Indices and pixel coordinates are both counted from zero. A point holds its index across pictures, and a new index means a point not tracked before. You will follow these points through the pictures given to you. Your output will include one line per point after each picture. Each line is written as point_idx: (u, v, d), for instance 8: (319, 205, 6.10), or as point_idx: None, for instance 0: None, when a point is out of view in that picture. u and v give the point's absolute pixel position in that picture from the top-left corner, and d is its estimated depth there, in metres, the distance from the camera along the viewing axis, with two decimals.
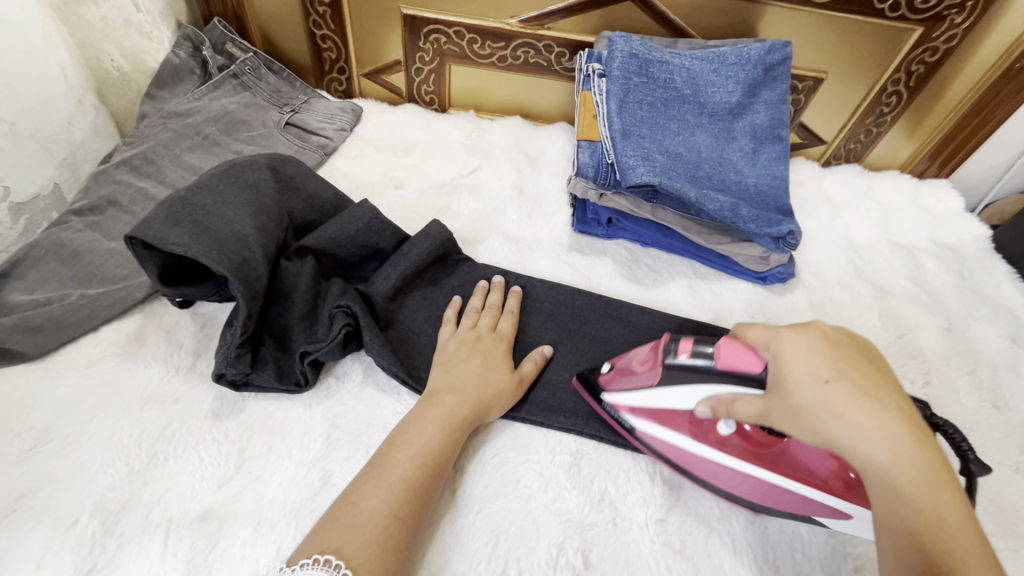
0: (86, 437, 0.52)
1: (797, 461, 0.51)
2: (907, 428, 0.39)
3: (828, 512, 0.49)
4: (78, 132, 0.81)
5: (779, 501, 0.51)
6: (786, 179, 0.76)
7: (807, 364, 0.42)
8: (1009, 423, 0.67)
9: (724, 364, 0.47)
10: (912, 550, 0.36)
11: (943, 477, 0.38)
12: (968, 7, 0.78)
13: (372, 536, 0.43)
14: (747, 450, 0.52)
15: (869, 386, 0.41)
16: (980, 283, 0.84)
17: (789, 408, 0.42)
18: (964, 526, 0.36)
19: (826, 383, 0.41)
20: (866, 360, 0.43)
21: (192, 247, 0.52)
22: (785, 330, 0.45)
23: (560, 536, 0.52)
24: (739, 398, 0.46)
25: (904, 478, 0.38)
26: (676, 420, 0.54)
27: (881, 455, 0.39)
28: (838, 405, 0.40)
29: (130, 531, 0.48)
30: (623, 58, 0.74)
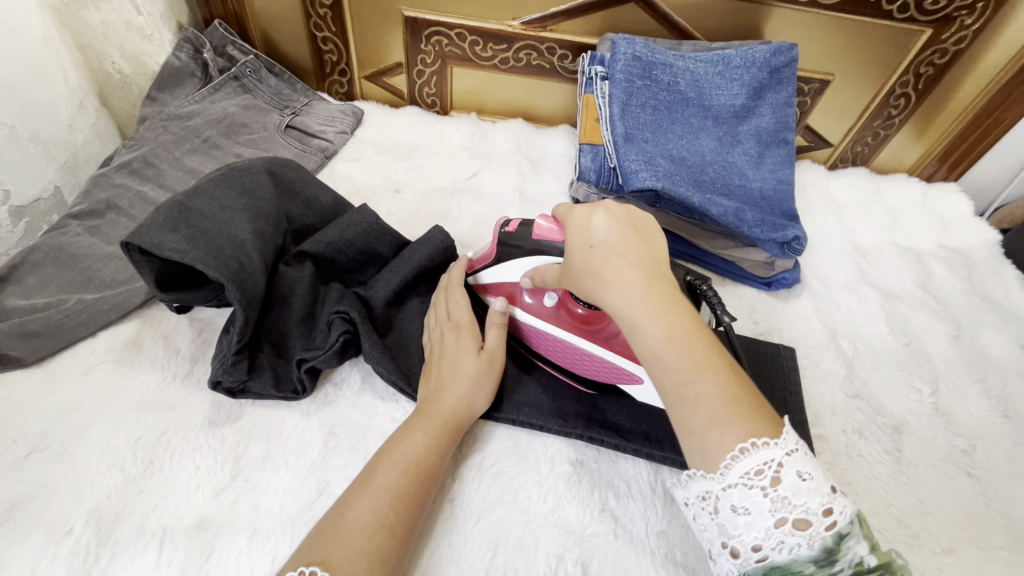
0: (82, 444, 0.51)
1: (614, 335, 0.59)
2: (646, 274, 0.43)
3: (624, 376, 0.58)
4: (78, 135, 0.80)
5: (590, 367, 0.60)
6: (791, 184, 0.75)
7: (582, 234, 0.48)
8: (1020, 433, 0.65)
9: (538, 236, 0.56)
10: (661, 378, 0.41)
11: (675, 308, 0.42)
12: (977, 8, 0.76)
13: (359, 547, 0.42)
14: (569, 321, 0.60)
15: (622, 244, 0.45)
16: (990, 289, 0.82)
17: (572, 273, 0.48)
18: (695, 346, 0.40)
19: (590, 248, 0.46)
20: (631, 225, 0.47)
21: (187, 253, 0.51)
22: (575, 209, 0.50)
23: (559, 548, 0.51)
24: (549, 268, 0.55)
25: (638, 314, 0.42)
26: (515, 295, 0.63)
27: (623, 299, 0.42)
28: (592, 265, 0.45)
29: (125, 540, 0.47)
30: (626, 60, 0.73)
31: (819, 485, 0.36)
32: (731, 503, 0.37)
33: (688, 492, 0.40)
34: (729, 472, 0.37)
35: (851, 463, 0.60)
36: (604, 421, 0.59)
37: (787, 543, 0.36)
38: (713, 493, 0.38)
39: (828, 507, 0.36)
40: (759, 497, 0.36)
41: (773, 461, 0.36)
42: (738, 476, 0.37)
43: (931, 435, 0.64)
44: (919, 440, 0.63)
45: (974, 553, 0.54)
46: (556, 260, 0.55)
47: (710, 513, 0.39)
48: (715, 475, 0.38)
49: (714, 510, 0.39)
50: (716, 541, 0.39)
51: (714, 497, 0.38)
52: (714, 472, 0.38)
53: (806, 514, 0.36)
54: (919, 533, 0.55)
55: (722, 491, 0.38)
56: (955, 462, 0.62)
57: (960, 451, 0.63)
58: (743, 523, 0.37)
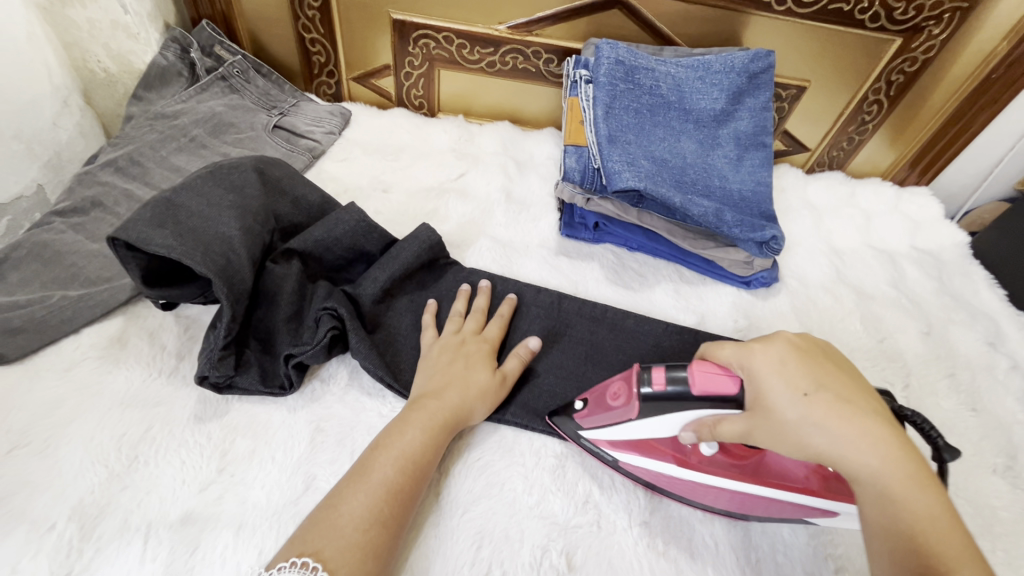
0: (66, 439, 0.51)
1: (776, 468, 0.51)
2: (888, 431, 0.41)
3: (815, 512, 0.50)
4: (63, 133, 0.80)
5: (767, 510, 0.51)
6: (769, 185, 0.77)
7: (782, 382, 0.43)
8: (986, 426, 0.68)
9: (701, 391, 0.46)
10: (908, 554, 0.38)
11: (927, 479, 0.39)
12: (944, 19, 0.80)
13: (352, 540, 0.43)
14: (726, 466, 0.51)
15: (849, 393, 0.42)
16: (959, 288, 0.85)
17: (772, 425, 0.43)
18: (952, 529, 0.38)
19: (805, 396, 0.42)
20: (828, 362, 0.45)
21: (174, 248, 0.52)
22: (756, 347, 0.45)
23: (544, 539, 0.52)
24: (722, 421, 0.46)
25: (891, 479, 0.39)
26: (659, 447, 0.53)
27: (871, 459, 0.40)
28: (820, 418, 0.41)
29: (109, 536, 0.47)
30: (609, 64, 0.75)
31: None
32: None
33: None
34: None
35: None
36: None
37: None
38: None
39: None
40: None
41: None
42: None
43: None
44: None
45: None
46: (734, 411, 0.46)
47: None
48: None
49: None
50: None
51: None
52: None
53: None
54: None
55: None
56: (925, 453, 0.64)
57: None
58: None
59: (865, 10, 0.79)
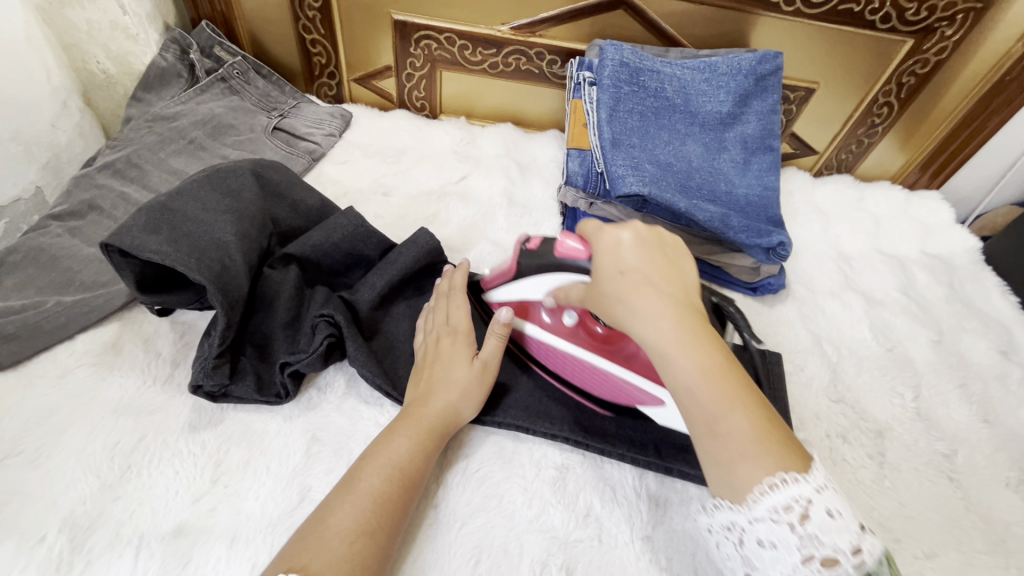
0: (58, 448, 0.50)
1: (632, 355, 0.58)
2: (675, 303, 0.42)
3: (644, 398, 0.57)
4: (61, 135, 0.80)
5: (603, 386, 0.59)
6: (777, 190, 0.75)
7: (612, 260, 0.46)
8: (1000, 438, 0.66)
9: (561, 254, 0.54)
10: (688, 410, 0.40)
11: (706, 341, 0.41)
12: (958, 20, 0.78)
13: (339, 553, 0.41)
14: (588, 340, 0.60)
15: (655, 271, 0.44)
16: (970, 295, 0.84)
17: (601, 297, 0.47)
18: (725, 379, 0.40)
19: (622, 275, 0.45)
20: (658, 247, 0.46)
21: (168, 255, 0.51)
22: (606, 229, 0.48)
23: (544, 553, 0.50)
24: (573, 286, 0.54)
25: (669, 343, 0.41)
26: (535, 313, 0.62)
27: (651, 329, 0.42)
28: (623, 293, 0.44)
29: (100, 548, 0.46)
30: (614, 66, 0.73)
31: (848, 523, 0.36)
32: (757, 536, 0.37)
33: (715, 521, 0.40)
34: (757, 506, 0.37)
35: (834, 468, 0.61)
36: (593, 429, 0.59)
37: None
38: (739, 524, 0.38)
39: (857, 547, 0.35)
40: (786, 533, 0.36)
41: (803, 497, 0.36)
42: (766, 511, 0.36)
43: (913, 440, 0.65)
44: (901, 444, 0.64)
45: (957, 556, 0.55)
46: (580, 278, 0.53)
47: (736, 543, 0.39)
48: (742, 508, 0.38)
49: (739, 540, 0.39)
50: (741, 571, 0.40)
51: (739, 528, 0.38)
52: (739, 504, 0.38)
53: (834, 552, 0.35)
54: (901, 538, 0.56)
55: (749, 524, 0.38)
56: (936, 467, 0.63)
57: (941, 455, 0.63)
58: (767, 557, 0.37)
59: (876, 10, 0.77)
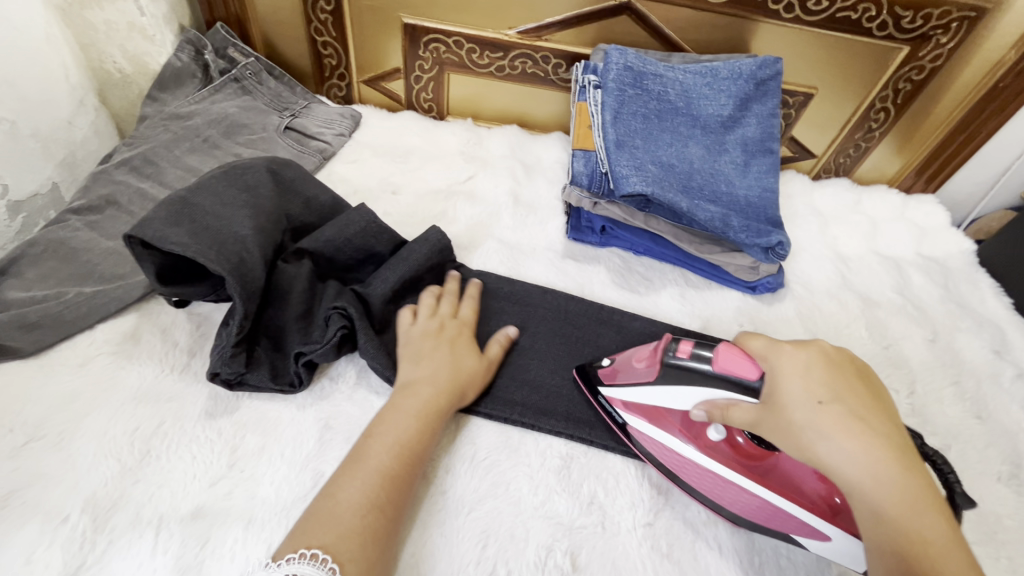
0: (79, 433, 0.52)
1: (781, 477, 0.53)
2: (893, 451, 0.42)
3: (804, 529, 0.50)
4: (78, 132, 0.81)
5: (753, 511, 0.53)
6: (776, 191, 0.77)
7: (795, 383, 0.45)
8: (992, 433, 0.68)
9: (721, 368, 0.49)
10: (895, 573, 0.39)
11: (927, 500, 0.40)
12: (952, 28, 0.80)
13: (352, 525, 0.44)
14: (734, 459, 0.54)
15: (860, 407, 0.44)
16: (965, 296, 0.86)
17: (782, 427, 0.45)
18: (950, 548, 0.39)
19: (820, 404, 0.44)
20: (858, 381, 0.46)
21: (189, 246, 0.53)
22: (786, 347, 0.48)
23: (549, 539, 0.52)
24: (735, 405, 0.49)
25: (887, 500, 0.40)
26: (669, 420, 0.57)
27: (860, 474, 0.41)
28: (827, 429, 0.43)
29: (121, 528, 0.48)
30: (618, 69, 0.76)
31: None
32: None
33: None
34: None
35: None
36: (596, 425, 0.61)
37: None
38: None
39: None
40: None
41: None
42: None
43: None
44: None
45: None
46: (744, 398, 0.49)
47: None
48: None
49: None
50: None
51: None
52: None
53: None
54: None
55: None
56: None
57: (934, 449, 0.65)
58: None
59: (873, 18, 0.79)
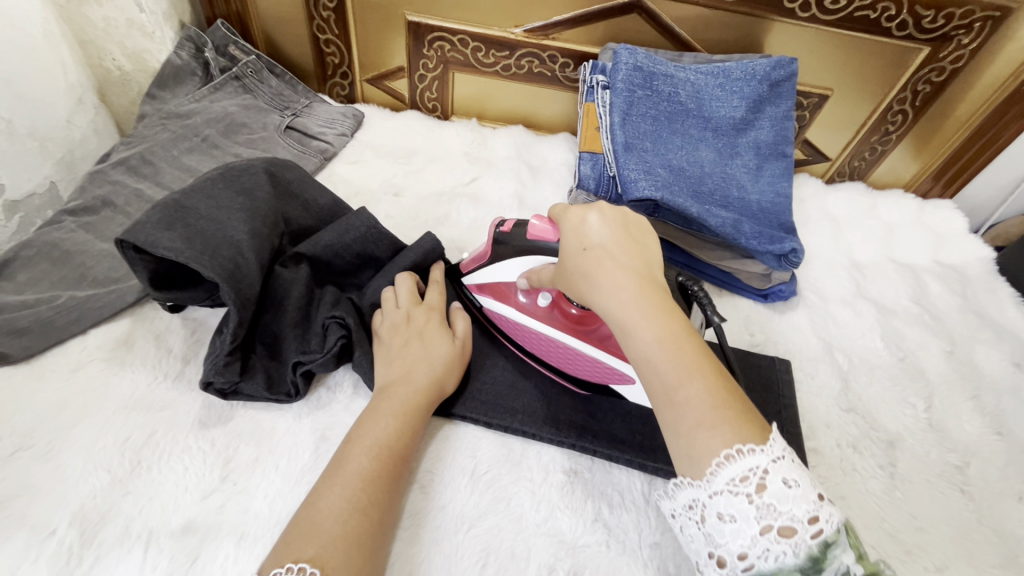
0: (69, 442, 0.51)
1: (606, 337, 0.61)
2: (637, 276, 0.43)
3: (616, 376, 0.59)
4: (76, 131, 0.80)
5: (575, 366, 0.61)
6: (789, 197, 0.75)
7: (578, 234, 0.48)
8: (1013, 450, 0.65)
9: (534, 236, 0.57)
10: (649, 380, 0.41)
11: (664, 311, 0.42)
12: (975, 28, 0.77)
13: (334, 533, 0.42)
14: (563, 321, 0.63)
15: (616, 247, 0.46)
16: (984, 305, 0.83)
17: (568, 276, 0.48)
18: (682, 347, 0.40)
19: (584, 251, 0.46)
20: (623, 226, 0.48)
21: (182, 251, 0.51)
22: (570, 211, 0.50)
23: (552, 557, 0.50)
24: (545, 268, 0.56)
25: (627, 316, 0.42)
26: (510, 295, 0.65)
27: (612, 300, 0.43)
28: (586, 268, 0.45)
29: (109, 543, 0.46)
30: (627, 69, 0.73)
31: (807, 493, 0.36)
32: (717, 511, 0.36)
33: (677, 503, 0.39)
34: (717, 479, 0.36)
35: (844, 477, 0.60)
36: (599, 433, 0.59)
37: (773, 551, 0.35)
38: (700, 500, 0.37)
39: (814, 515, 0.35)
40: (744, 505, 0.36)
41: (759, 467, 0.36)
42: (725, 483, 0.36)
43: (925, 451, 0.64)
44: (912, 455, 0.63)
45: (968, 570, 0.54)
46: (551, 260, 0.56)
47: (697, 522, 0.38)
48: (701, 483, 0.37)
49: (700, 518, 0.38)
50: (704, 553, 0.38)
51: (700, 505, 0.37)
52: (699, 480, 0.37)
53: (792, 522, 0.35)
54: (912, 549, 0.55)
55: (709, 498, 0.37)
56: (948, 479, 0.62)
57: (952, 467, 0.63)
58: (729, 532, 0.36)
59: (892, 18, 0.77)
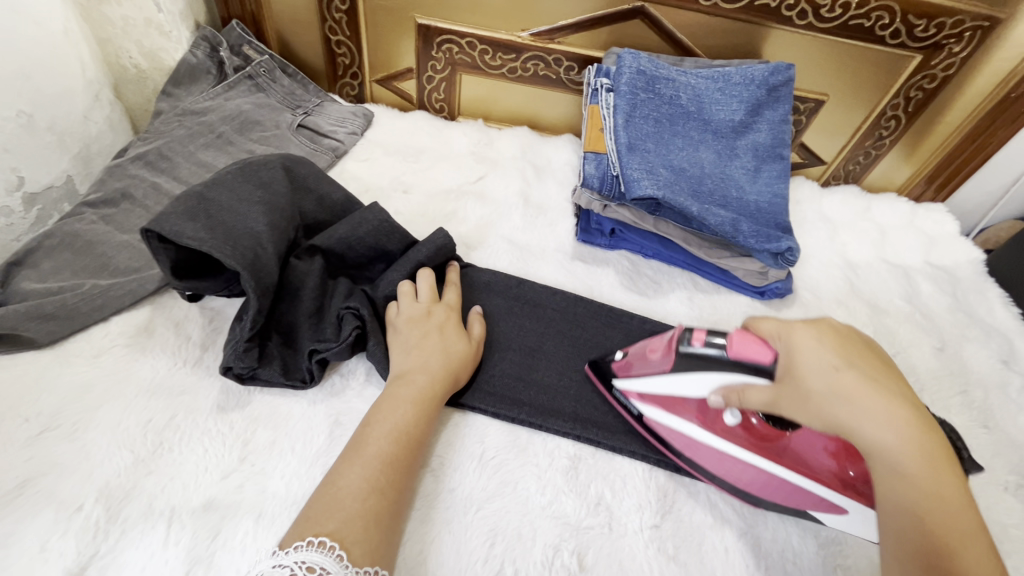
0: (94, 424, 0.53)
1: (792, 455, 0.53)
2: (910, 410, 0.42)
3: (822, 504, 0.52)
4: (93, 126, 0.82)
5: (764, 488, 0.54)
6: (786, 197, 0.77)
7: (814, 353, 0.44)
8: (999, 443, 0.68)
9: (736, 355, 0.48)
10: (907, 530, 0.40)
11: (942, 459, 0.41)
12: (965, 37, 0.80)
13: (354, 510, 0.44)
14: (748, 440, 0.54)
15: (877, 371, 0.44)
16: (973, 305, 0.86)
17: (805, 396, 0.44)
18: (950, 502, 0.40)
19: (835, 370, 0.43)
20: (867, 350, 0.46)
21: (205, 241, 0.53)
22: (797, 325, 0.47)
23: (556, 538, 0.52)
24: (750, 389, 0.48)
25: (909, 458, 0.41)
26: (683, 406, 0.56)
27: (889, 433, 0.41)
28: (850, 393, 0.42)
29: (133, 519, 0.48)
30: (631, 73, 0.76)
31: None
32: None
33: None
34: None
35: None
36: (603, 425, 0.61)
37: None
38: None
39: None
40: None
41: None
42: None
43: None
44: None
45: None
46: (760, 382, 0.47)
47: None
48: None
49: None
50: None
51: None
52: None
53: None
54: None
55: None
56: None
57: None
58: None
59: (886, 26, 0.80)
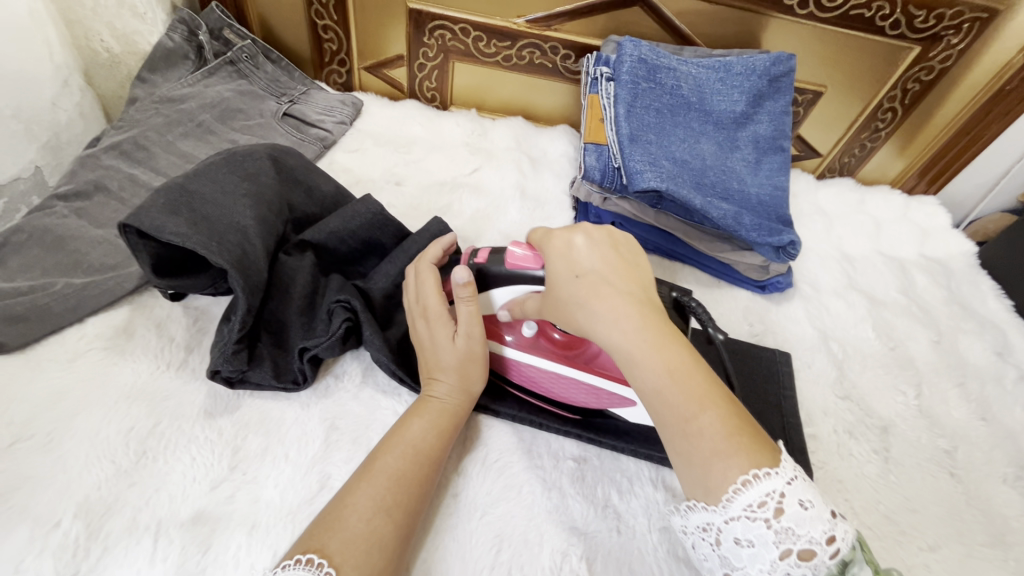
0: (71, 433, 0.49)
1: (595, 361, 0.58)
2: (637, 305, 0.43)
3: (616, 400, 0.57)
4: (62, 114, 0.75)
5: (577, 396, 0.58)
6: (786, 190, 0.76)
7: (559, 261, 0.47)
8: (997, 435, 0.68)
9: (513, 266, 0.52)
10: (660, 413, 0.41)
11: (670, 340, 0.42)
12: (964, 28, 0.80)
13: (358, 531, 0.41)
14: (549, 350, 0.58)
15: (611, 272, 0.45)
16: (967, 297, 0.86)
17: (559, 303, 0.47)
18: (693, 379, 0.41)
19: (578, 277, 0.45)
20: (611, 252, 0.47)
21: (189, 237, 0.50)
22: (553, 234, 0.49)
23: (564, 543, 0.51)
24: (528, 298, 0.53)
25: (639, 348, 0.42)
26: (492, 328, 0.60)
27: (616, 331, 0.43)
28: (581, 296, 0.44)
29: (116, 534, 0.45)
30: (632, 61, 0.74)
31: (820, 512, 0.37)
32: (734, 535, 0.38)
33: (689, 522, 0.41)
34: (733, 505, 0.37)
35: (841, 462, 0.62)
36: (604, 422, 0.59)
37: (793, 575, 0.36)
38: (716, 524, 0.38)
39: (830, 535, 0.36)
40: (763, 530, 0.37)
41: (774, 491, 0.37)
42: (742, 509, 0.37)
43: (916, 436, 0.66)
44: (904, 439, 0.66)
45: (958, 547, 0.57)
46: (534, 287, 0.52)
47: (712, 544, 0.39)
48: (718, 509, 0.38)
49: (716, 541, 0.39)
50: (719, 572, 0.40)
51: (715, 529, 0.39)
52: (716, 506, 0.38)
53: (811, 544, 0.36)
54: (906, 530, 0.57)
55: (726, 524, 0.38)
56: (938, 462, 0.64)
57: (942, 451, 0.65)
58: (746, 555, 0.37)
59: (886, 17, 0.79)
